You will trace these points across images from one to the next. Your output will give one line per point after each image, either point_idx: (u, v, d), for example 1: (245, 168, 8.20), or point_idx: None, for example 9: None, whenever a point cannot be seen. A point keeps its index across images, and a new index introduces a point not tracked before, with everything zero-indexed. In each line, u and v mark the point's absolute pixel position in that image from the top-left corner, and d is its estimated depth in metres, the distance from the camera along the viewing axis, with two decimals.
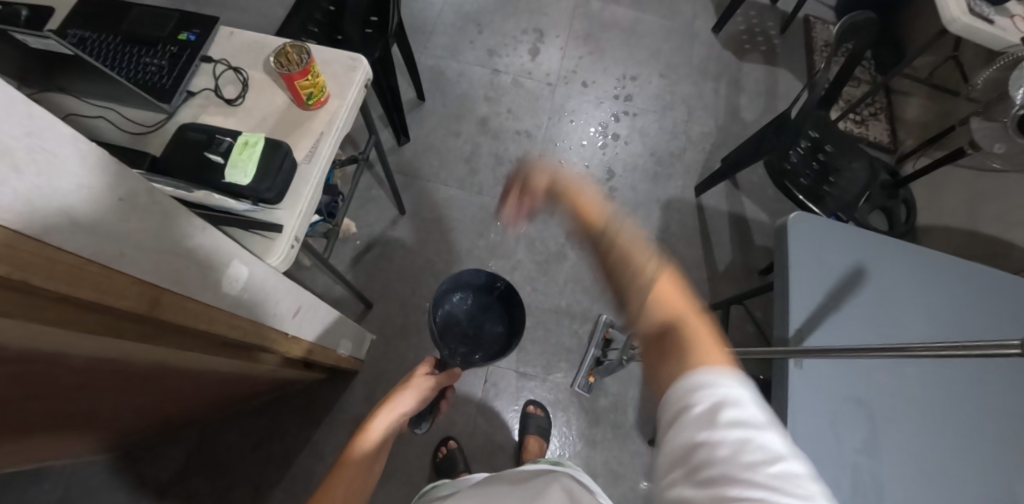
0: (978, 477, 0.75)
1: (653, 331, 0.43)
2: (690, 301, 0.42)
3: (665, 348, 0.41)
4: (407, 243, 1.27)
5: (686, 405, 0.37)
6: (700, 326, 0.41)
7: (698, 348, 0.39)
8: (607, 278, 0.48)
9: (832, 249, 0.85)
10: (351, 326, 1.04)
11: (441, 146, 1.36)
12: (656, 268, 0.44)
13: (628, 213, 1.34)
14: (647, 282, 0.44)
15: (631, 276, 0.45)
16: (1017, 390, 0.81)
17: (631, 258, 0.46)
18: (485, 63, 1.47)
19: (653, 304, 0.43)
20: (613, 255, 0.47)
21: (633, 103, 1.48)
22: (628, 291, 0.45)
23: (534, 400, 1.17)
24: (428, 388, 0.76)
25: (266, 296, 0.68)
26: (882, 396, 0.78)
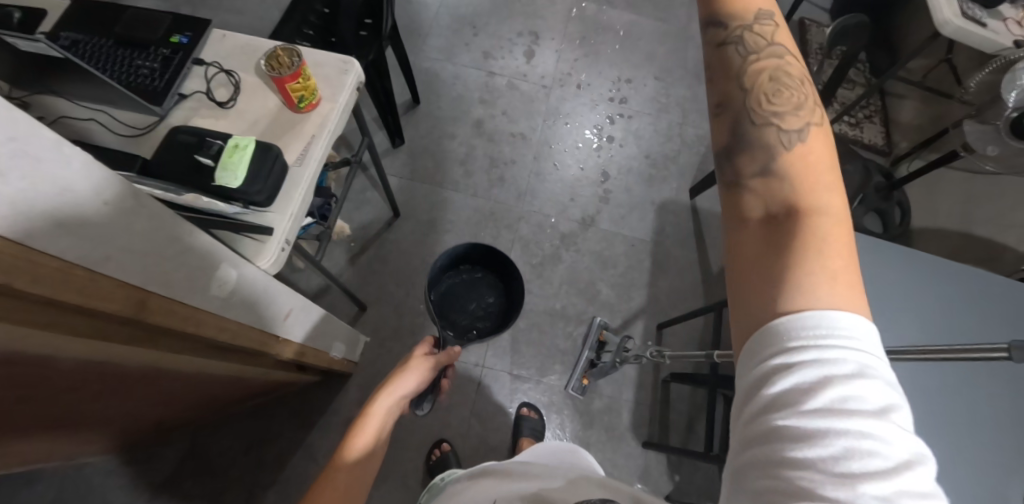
0: (972, 479, 0.75)
1: (769, 184, 0.36)
2: (832, 174, 0.35)
3: (792, 220, 0.33)
4: (402, 245, 1.27)
5: (785, 369, 0.30)
6: (837, 222, 0.33)
7: (829, 234, 0.32)
8: (734, 100, 0.40)
9: None
10: (344, 328, 1.05)
11: (435, 149, 1.36)
12: (811, 119, 0.38)
13: (622, 215, 1.35)
14: (799, 124, 0.38)
15: (766, 106, 0.39)
16: (1008, 391, 0.81)
17: (778, 94, 0.39)
18: (480, 65, 1.47)
19: (782, 159, 0.36)
20: (750, 85, 0.40)
21: (628, 105, 1.48)
22: (772, 120, 0.38)
23: (528, 402, 1.17)
24: (428, 369, 0.76)
25: (256, 298, 0.68)
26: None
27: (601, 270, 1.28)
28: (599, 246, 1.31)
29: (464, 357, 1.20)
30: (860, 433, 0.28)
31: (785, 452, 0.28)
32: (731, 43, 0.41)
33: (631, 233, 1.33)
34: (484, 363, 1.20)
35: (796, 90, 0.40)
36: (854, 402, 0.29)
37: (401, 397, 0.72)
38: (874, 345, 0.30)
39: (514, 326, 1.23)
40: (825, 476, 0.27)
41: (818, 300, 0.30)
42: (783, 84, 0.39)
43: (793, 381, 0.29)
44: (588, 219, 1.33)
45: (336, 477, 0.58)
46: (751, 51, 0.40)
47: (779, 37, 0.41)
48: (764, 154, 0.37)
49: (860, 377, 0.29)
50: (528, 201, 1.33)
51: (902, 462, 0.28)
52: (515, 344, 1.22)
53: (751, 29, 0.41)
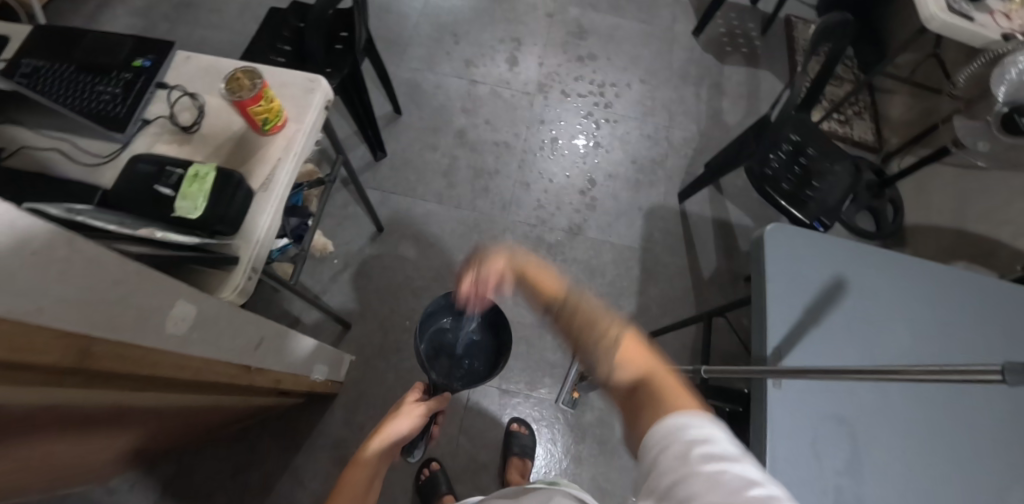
0: (967, 492, 0.73)
1: (620, 387, 0.44)
2: (658, 361, 0.43)
3: (638, 398, 0.41)
4: (385, 260, 1.23)
5: (660, 450, 0.36)
6: (664, 372, 0.42)
7: (659, 401, 0.39)
8: (582, 353, 0.47)
9: (810, 261, 0.82)
10: (324, 348, 1.02)
11: (418, 160, 1.33)
12: (616, 328, 0.46)
13: (609, 222, 1.31)
14: (608, 342, 0.45)
15: (595, 343, 0.46)
16: (1004, 397, 0.79)
17: (589, 321, 0.47)
18: (462, 74, 1.44)
19: (616, 364, 0.43)
20: (575, 337, 0.48)
21: (613, 109, 1.46)
22: (597, 355, 0.45)
23: (518, 417, 1.14)
24: (420, 414, 0.72)
25: (220, 333, 0.66)
26: (865, 412, 0.76)
27: (589, 280, 1.25)
28: (586, 255, 1.27)
29: None
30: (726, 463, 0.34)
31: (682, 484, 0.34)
32: (552, 312, 0.51)
33: (619, 240, 1.30)
34: None
35: (603, 316, 0.48)
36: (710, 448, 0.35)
37: (395, 443, 0.68)
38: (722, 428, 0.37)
39: None
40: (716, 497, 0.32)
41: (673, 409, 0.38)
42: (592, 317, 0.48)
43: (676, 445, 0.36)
44: (575, 228, 1.30)
45: None
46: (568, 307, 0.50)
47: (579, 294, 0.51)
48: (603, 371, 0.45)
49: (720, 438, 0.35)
50: (513, 211, 1.30)
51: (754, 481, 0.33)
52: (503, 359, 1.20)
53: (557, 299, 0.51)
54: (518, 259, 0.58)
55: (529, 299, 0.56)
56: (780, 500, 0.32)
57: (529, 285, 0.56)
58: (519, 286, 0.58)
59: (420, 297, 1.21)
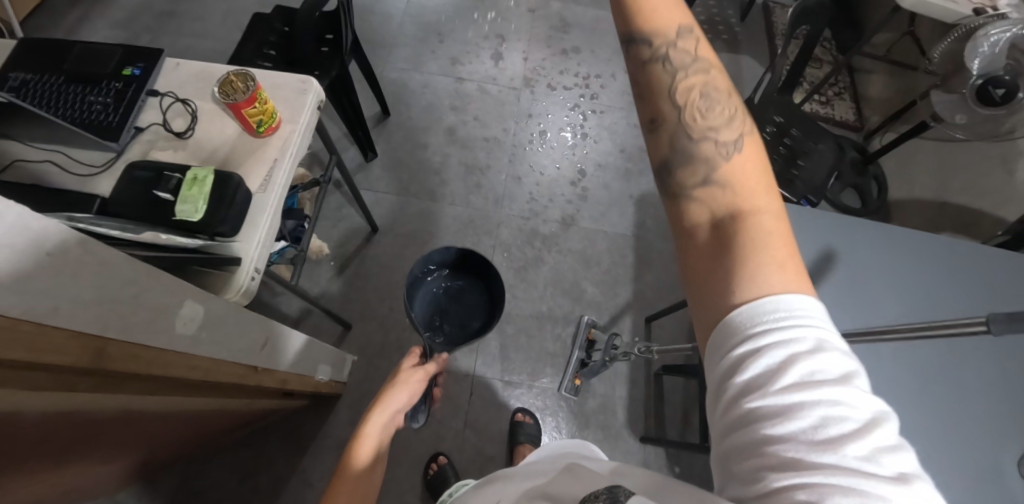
0: (967, 449, 0.75)
1: (714, 196, 0.36)
2: (768, 186, 0.37)
3: (729, 225, 0.35)
4: (381, 259, 1.21)
5: (754, 354, 0.31)
6: (774, 213, 0.35)
7: (771, 245, 0.33)
8: (679, 124, 0.40)
9: (800, 236, 0.85)
10: (327, 348, 1.02)
11: (410, 160, 1.31)
12: (737, 126, 0.40)
13: (602, 211, 1.31)
14: (730, 139, 0.39)
15: (703, 126, 0.40)
16: (995, 357, 0.82)
17: (708, 106, 0.40)
18: (448, 72, 1.43)
19: (722, 173, 0.37)
20: (683, 100, 0.41)
21: (597, 102, 1.45)
22: (704, 143, 0.39)
23: (523, 407, 1.15)
24: (418, 382, 0.74)
25: (227, 332, 0.66)
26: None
27: (586, 270, 1.25)
28: (581, 245, 1.27)
29: (452, 368, 1.18)
30: (831, 399, 0.29)
31: (762, 430, 0.29)
32: (660, 63, 0.41)
33: (612, 229, 1.29)
34: (474, 372, 1.19)
35: (725, 105, 0.41)
36: (819, 372, 0.30)
37: (397, 413, 0.70)
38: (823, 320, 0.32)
39: (501, 333, 1.21)
40: (806, 447, 0.28)
41: (769, 288, 0.32)
42: (712, 98, 0.41)
43: (761, 365, 0.30)
44: (568, 218, 1.29)
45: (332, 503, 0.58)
46: (683, 75, 0.41)
47: (699, 51, 0.42)
48: (700, 165, 0.38)
49: (820, 352, 0.30)
50: (506, 203, 1.29)
51: (869, 419, 0.29)
52: (504, 351, 1.20)
53: (671, 35, 0.42)
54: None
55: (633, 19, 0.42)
56: (885, 444, 0.28)
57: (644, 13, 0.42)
58: None
59: None
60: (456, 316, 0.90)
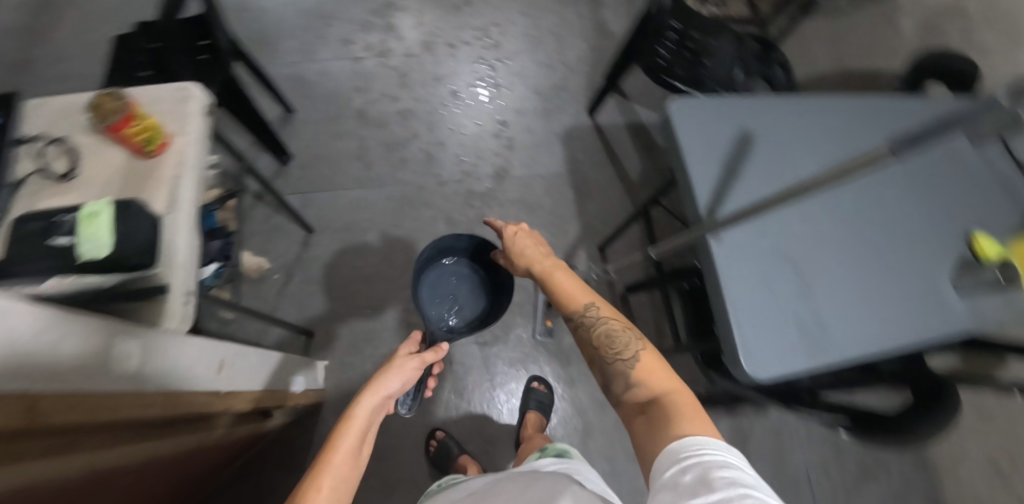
0: (892, 280, 0.84)
1: (641, 402, 0.60)
2: (666, 377, 0.61)
3: (654, 416, 0.57)
4: (325, 259, 1.16)
5: (684, 474, 0.47)
6: (677, 396, 0.58)
7: (683, 418, 0.54)
8: (600, 359, 0.66)
9: (718, 121, 0.85)
10: (293, 360, 0.98)
11: (327, 153, 1.25)
12: (636, 346, 0.64)
13: (532, 156, 1.31)
14: (631, 355, 0.64)
15: (613, 353, 0.65)
16: (903, 194, 0.89)
17: (614, 340, 0.66)
18: (343, 54, 1.37)
19: (638, 378, 0.61)
20: (598, 342, 0.67)
21: (502, 50, 1.43)
22: (618, 363, 0.64)
23: (537, 376, 1.17)
24: (415, 368, 0.74)
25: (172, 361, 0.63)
26: (799, 241, 0.83)
27: (530, 216, 1.25)
28: (520, 194, 1.27)
29: None
30: (741, 493, 0.44)
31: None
32: (580, 326, 0.69)
33: (546, 171, 1.30)
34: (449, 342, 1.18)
35: (623, 334, 0.66)
36: (727, 470, 0.46)
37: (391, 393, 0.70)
38: (729, 452, 0.49)
39: None
40: None
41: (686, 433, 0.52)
42: (614, 334, 0.66)
43: (687, 478, 0.46)
44: (501, 171, 1.29)
45: (320, 479, 0.58)
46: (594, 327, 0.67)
47: (601, 313, 0.69)
48: (623, 380, 0.63)
49: (727, 467, 0.47)
50: (437, 173, 1.27)
51: None
52: None
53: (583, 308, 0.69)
54: (547, 268, 0.75)
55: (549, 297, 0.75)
56: None
57: (558, 296, 0.73)
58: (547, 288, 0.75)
59: (373, 285, 1.16)
60: (466, 296, 0.93)
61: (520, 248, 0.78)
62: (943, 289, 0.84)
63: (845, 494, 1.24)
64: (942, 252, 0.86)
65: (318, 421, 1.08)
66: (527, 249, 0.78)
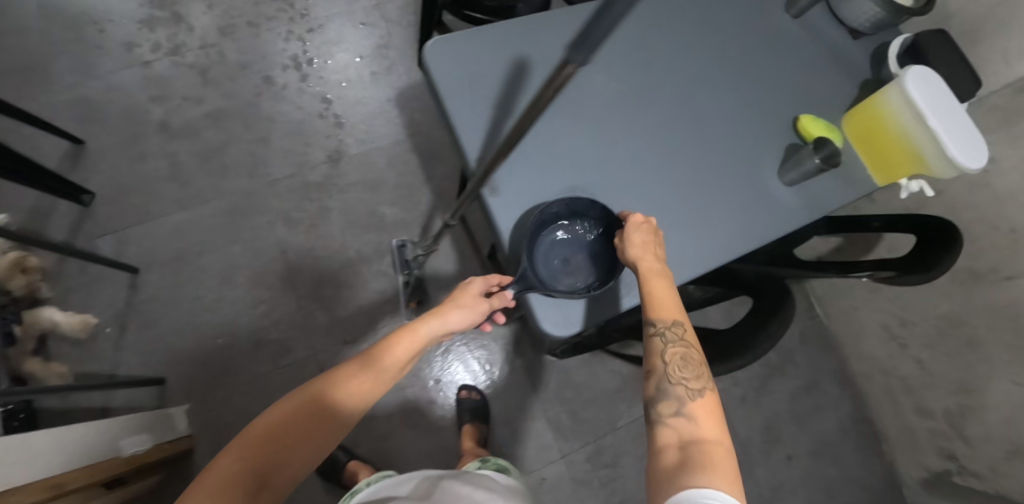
0: (710, 193, 0.75)
1: (677, 435, 0.49)
2: (720, 428, 0.50)
3: (685, 454, 0.46)
4: (159, 297, 1.07)
5: None
6: (721, 449, 0.47)
7: (724, 472, 0.43)
8: (658, 373, 0.55)
9: (486, 52, 0.68)
10: (128, 418, 0.89)
11: (134, 180, 1.12)
12: (705, 384, 0.53)
13: (366, 129, 1.20)
14: (696, 388, 0.52)
15: (681, 377, 0.53)
16: (717, 95, 0.79)
17: (689, 366, 0.54)
18: (127, 61, 1.18)
19: (693, 410, 0.50)
20: (667, 356, 0.55)
21: (312, 15, 1.27)
22: (678, 390, 0.52)
23: (466, 383, 1.10)
24: (478, 313, 0.68)
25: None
26: (593, 168, 0.71)
27: (376, 195, 1.16)
28: (361, 173, 1.17)
29: (290, 359, 1.06)
30: None
31: None
32: (656, 337, 0.56)
33: (384, 141, 1.19)
34: (314, 351, 1.07)
35: (698, 367, 0.55)
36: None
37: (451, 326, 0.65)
38: None
39: (321, 300, 1.09)
40: None
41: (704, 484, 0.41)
42: (688, 364, 0.54)
43: None
44: (336, 154, 1.18)
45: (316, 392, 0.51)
46: (668, 345, 0.55)
47: (685, 335, 0.56)
48: (672, 403, 0.51)
49: None
50: (265, 173, 1.15)
51: None
52: (335, 313, 1.09)
53: (668, 319, 0.57)
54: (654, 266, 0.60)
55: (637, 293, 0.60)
56: None
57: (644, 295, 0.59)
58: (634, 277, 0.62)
59: (220, 312, 1.07)
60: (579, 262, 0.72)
61: (640, 240, 0.61)
62: (768, 190, 0.77)
63: (756, 393, 1.26)
64: (761, 151, 0.79)
65: (195, 469, 1.00)
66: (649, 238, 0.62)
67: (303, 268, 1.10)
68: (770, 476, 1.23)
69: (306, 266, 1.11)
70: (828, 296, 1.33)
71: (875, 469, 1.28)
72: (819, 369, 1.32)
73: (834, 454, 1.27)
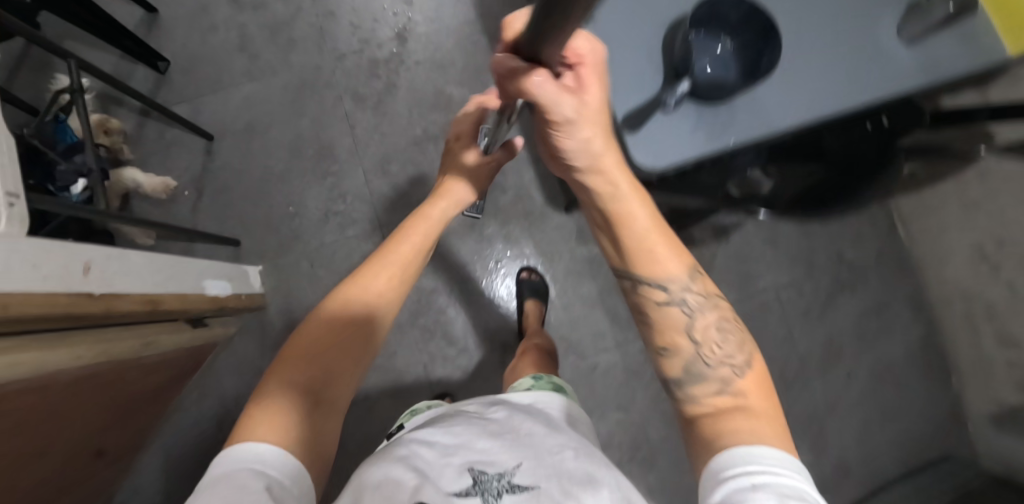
0: (818, 41, 0.68)
1: (719, 403, 0.48)
2: (764, 394, 0.49)
3: (729, 421, 0.46)
4: (232, 164, 1.10)
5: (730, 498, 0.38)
6: (766, 413, 0.47)
7: (774, 434, 0.44)
8: (681, 346, 0.51)
9: None
10: (213, 263, 0.94)
11: (207, 50, 1.13)
12: (739, 347, 0.51)
13: (433, 7, 1.15)
14: (732, 357, 0.50)
15: (707, 346, 0.51)
16: None
17: (722, 334, 0.51)
18: None
19: (734, 381, 0.49)
20: (688, 327, 0.51)
21: None
22: (712, 359, 0.50)
23: (528, 266, 1.10)
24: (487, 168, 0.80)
25: (6, 265, 0.54)
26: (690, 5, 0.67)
27: (442, 76, 1.13)
28: (427, 53, 1.14)
29: (355, 231, 1.08)
30: None
31: None
32: (672, 305, 0.52)
33: (451, 21, 1.15)
34: (378, 224, 1.08)
35: (729, 330, 0.52)
36: None
37: (461, 204, 0.78)
38: (798, 477, 0.40)
39: (386, 176, 1.10)
40: None
41: (748, 443, 0.42)
42: (722, 331, 0.52)
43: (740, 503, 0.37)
44: (402, 31, 1.14)
45: (331, 303, 0.58)
46: (692, 314, 0.52)
47: (705, 295, 0.53)
48: (706, 376, 0.50)
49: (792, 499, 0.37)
50: (332, 48, 1.14)
51: None
52: (398, 189, 1.09)
53: (682, 286, 0.52)
54: (608, 166, 0.49)
55: (613, 243, 0.53)
56: None
57: (631, 249, 0.52)
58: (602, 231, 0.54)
59: (289, 181, 1.09)
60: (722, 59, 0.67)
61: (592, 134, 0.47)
62: (882, 41, 0.69)
63: (820, 308, 1.21)
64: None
65: (267, 325, 1.07)
66: (595, 94, 0.46)
67: (369, 144, 1.11)
68: (824, 392, 1.21)
69: (372, 142, 1.11)
70: (913, 214, 1.22)
71: (937, 398, 1.23)
72: (891, 289, 1.25)
73: (893, 376, 1.23)
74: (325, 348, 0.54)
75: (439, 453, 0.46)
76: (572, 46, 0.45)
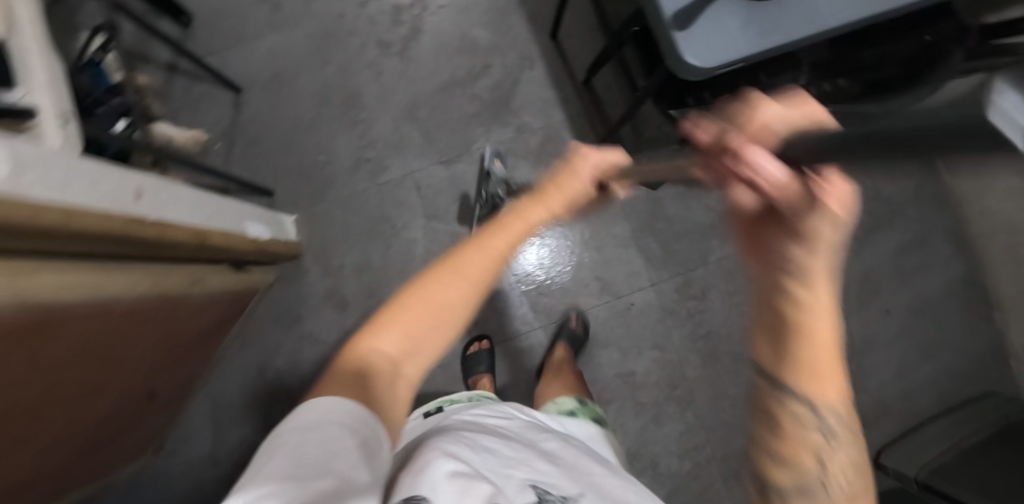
0: None
1: None
2: None
3: None
4: (261, 115, 1.10)
5: None
6: None
7: None
8: (798, 464, 0.39)
9: None
10: (255, 209, 0.95)
11: (229, 3, 1.13)
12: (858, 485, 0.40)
13: None
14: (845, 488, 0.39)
15: (829, 466, 0.40)
16: None
17: (846, 464, 0.40)
18: None
19: None
20: (815, 445, 0.39)
21: None
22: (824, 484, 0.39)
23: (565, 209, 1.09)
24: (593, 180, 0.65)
25: (64, 180, 0.56)
26: None
27: (465, 19, 1.12)
28: None
29: (387, 177, 1.08)
30: None
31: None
32: (815, 424, 0.39)
33: None
34: (409, 169, 1.08)
35: (852, 465, 0.40)
36: None
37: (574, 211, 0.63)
38: None
39: (414, 122, 1.09)
40: None
41: None
42: (850, 469, 0.40)
43: None
44: None
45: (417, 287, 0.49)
46: (829, 437, 0.39)
47: (848, 423, 0.40)
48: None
49: None
50: None
51: None
52: (428, 134, 1.09)
53: (832, 402, 0.39)
54: (821, 302, 0.35)
55: (771, 340, 0.39)
56: None
57: (793, 354, 0.38)
58: (757, 316, 0.40)
59: (318, 130, 1.09)
60: None
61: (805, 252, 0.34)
62: None
63: (856, 243, 1.21)
64: None
65: (303, 272, 1.07)
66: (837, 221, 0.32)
67: (396, 91, 1.10)
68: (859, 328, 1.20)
69: (399, 88, 1.10)
70: None
71: (979, 333, 1.21)
72: (930, 225, 1.22)
73: (934, 314, 1.20)
74: (398, 331, 0.45)
75: (502, 463, 0.42)
76: (835, 188, 0.30)
